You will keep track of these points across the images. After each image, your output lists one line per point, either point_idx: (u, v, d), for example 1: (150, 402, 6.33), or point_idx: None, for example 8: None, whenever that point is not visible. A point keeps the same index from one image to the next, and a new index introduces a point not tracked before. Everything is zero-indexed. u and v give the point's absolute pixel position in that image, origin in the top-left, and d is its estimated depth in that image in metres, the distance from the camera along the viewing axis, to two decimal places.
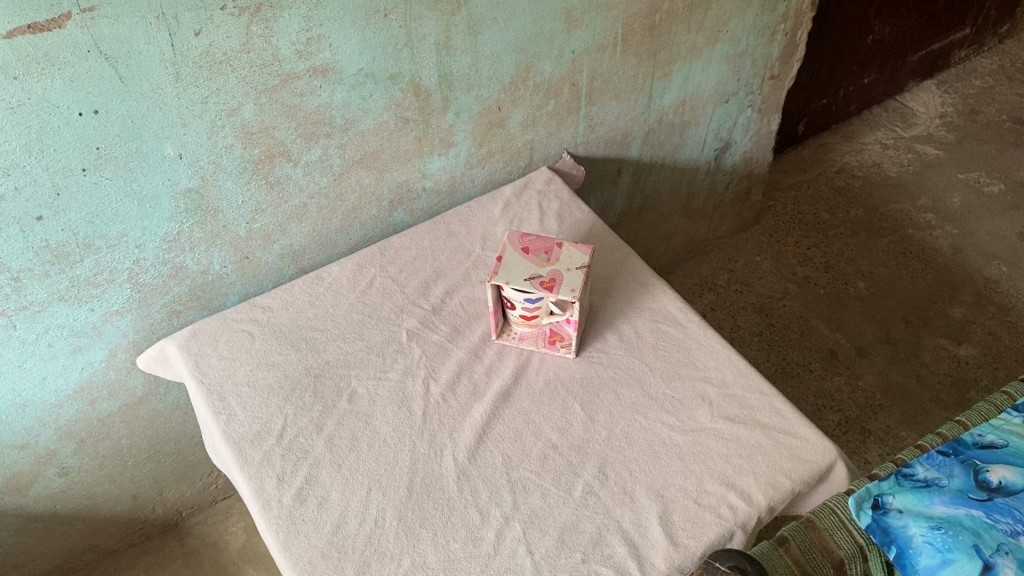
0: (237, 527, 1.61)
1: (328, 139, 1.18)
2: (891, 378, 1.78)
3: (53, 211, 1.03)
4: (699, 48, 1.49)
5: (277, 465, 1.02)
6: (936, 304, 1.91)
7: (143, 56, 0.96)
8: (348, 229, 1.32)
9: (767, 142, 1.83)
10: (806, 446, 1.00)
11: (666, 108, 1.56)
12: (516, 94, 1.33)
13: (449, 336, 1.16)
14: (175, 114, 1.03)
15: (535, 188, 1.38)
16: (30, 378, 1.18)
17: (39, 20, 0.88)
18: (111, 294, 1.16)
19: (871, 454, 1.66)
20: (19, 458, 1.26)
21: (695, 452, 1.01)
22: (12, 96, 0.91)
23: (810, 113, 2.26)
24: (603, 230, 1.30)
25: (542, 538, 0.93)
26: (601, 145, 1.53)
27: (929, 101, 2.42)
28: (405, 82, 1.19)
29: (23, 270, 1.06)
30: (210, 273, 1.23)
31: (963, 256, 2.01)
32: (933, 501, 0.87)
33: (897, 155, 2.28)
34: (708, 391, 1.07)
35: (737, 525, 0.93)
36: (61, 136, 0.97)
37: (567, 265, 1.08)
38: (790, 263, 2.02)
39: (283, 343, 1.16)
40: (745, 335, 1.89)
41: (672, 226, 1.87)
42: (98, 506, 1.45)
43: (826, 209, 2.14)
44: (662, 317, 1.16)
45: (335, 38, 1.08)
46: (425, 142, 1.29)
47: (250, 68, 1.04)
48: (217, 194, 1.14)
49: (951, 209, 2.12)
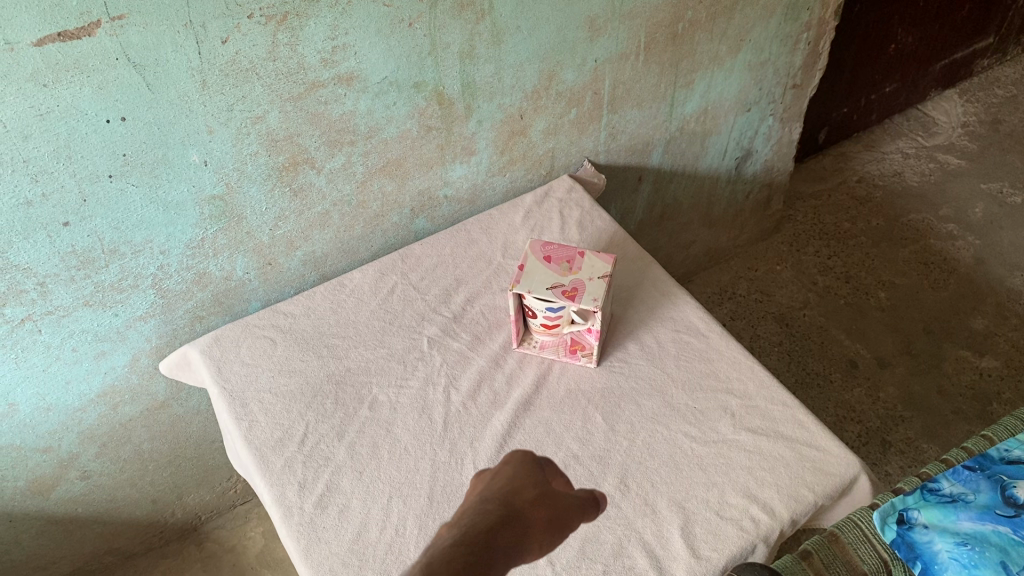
0: (256, 532, 1.61)
1: (352, 147, 1.18)
2: (913, 389, 1.77)
3: (79, 217, 1.03)
4: (721, 57, 1.49)
5: (299, 471, 1.03)
6: (958, 315, 1.89)
7: (170, 63, 0.96)
8: (370, 236, 1.33)
9: (787, 152, 1.83)
10: (830, 459, 0.99)
11: (688, 116, 1.56)
12: (539, 102, 1.33)
13: (470, 344, 1.16)
14: (200, 121, 1.03)
15: (556, 197, 1.39)
16: (55, 381, 1.18)
17: (69, 28, 0.89)
18: (135, 299, 1.17)
19: (891, 466, 1.64)
20: (41, 462, 1.27)
21: (717, 463, 1.00)
22: (40, 103, 0.92)
23: (831, 121, 2.25)
24: (625, 238, 1.30)
25: (563, 548, 0.94)
26: (622, 153, 1.53)
27: (951, 110, 2.41)
28: (428, 90, 1.19)
29: (49, 275, 1.06)
30: (234, 279, 1.24)
31: (986, 267, 1.99)
32: (959, 517, 0.91)
33: (918, 164, 2.26)
34: (730, 402, 1.06)
35: (759, 538, 0.93)
36: (88, 142, 0.97)
37: (588, 274, 1.08)
38: (811, 272, 2.01)
39: (305, 350, 1.17)
40: (765, 345, 1.88)
41: (692, 234, 1.86)
42: (119, 510, 1.45)
43: (846, 218, 2.13)
44: (683, 327, 1.16)
45: (359, 47, 1.08)
46: (448, 150, 1.29)
47: (275, 77, 1.05)
48: (240, 201, 1.15)
49: (973, 219, 2.10)
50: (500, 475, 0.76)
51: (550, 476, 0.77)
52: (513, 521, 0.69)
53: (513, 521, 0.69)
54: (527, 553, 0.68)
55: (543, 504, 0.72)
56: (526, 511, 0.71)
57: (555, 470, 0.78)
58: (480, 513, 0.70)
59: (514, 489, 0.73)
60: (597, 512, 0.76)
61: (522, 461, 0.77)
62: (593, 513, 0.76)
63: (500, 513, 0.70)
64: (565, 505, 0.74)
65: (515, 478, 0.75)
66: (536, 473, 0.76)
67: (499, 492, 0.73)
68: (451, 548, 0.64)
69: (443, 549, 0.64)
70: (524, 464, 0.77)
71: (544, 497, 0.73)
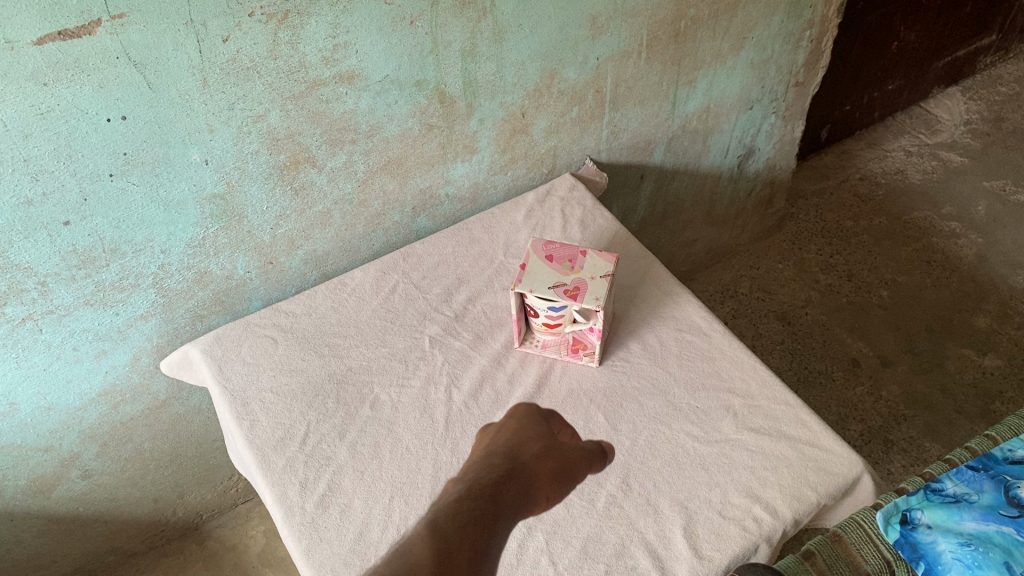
0: (257, 531, 1.61)
1: (353, 145, 1.18)
2: (915, 388, 1.76)
3: (79, 216, 1.03)
4: (724, 55, 1.48)
5: (300, 471, 1.02)
6: (960, 313, 1.89)
7: (171, 61, 0.96)
8: (371, 234, 1.32)
9: (790, 149, 1.82)
10: (832, 458, 0.99)
11: (690, 114, 1.55)
12: (541, 100, 1.32)
13: (472, 343, 1.16)
14: (201, 120, 1.03)
15: (557, 195, 1.38)
16: (55, 380, 1.18)
17: (70, 27, 0.88)
18: (136, 299, 1.16)
19: (893, 465, 1.64)
20: (42, 461, 1.26)
21: (720, 463, 1.00)
22: (40, 101, 0.91)
23: (833, 118, 2.25)
24: (627, 237, 1.29)
25: (565, 549, 0.93)
26: (624, 152, 1.53)
27: (954, 107, 2.40)
28: (430, 88, 1.19)
29: (49, 274, 1.06)
30: (235, 278, 1.24)
31: (989, 265, 1.98)
32: (963, 517, 0.90)
33: (920, 162, 2.26)
34: (733, 401, 1.06)
35: (762, 538, 0.93)
36: (88, 141, 0.97)
37: (590, 273, 1.07)
38: (813, 270, 2.01)
39: (306, 349, 1.16)
40: (767, 344, 1.87)
41: (694, 232, 1.86)
42: (120, 508, 1.45)
43: (848, 216, 2.13)
44: (686, 326, 1.16)
45: (360, 45, 1.08)
46: (449, 148, 1.29)
47: (276, 75, 1.04)
48: (241, 200, 1.15)
49: (976, 217, 2.10)
50: (507, 427, 0.86)
51: (556, 428, 0.88)
52: (524, 465, 0.79)
53: (519, 472, 0.77)
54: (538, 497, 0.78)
55: (549, 455, 0.82)
56: (534, 459, 0.80)
57: (560, 423, 0.89)
58: (488, 466, 0.77)
59: (521, 442, 0.83)
60: (603, 462, 0.93)
61: (528, 413, 0.88)
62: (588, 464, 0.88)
63: (508, 464, 0.77)
64: (565, 456, 0.84)
65: (521, 432, 0.85)
66: (542, 425, 0.87)
67: (506, 445, 0.81)
68: (471, 484, 0.72)
69: (462, 487, 0.72)
70: (530, 417, 0.88)
71: (548, 449, 0.83)
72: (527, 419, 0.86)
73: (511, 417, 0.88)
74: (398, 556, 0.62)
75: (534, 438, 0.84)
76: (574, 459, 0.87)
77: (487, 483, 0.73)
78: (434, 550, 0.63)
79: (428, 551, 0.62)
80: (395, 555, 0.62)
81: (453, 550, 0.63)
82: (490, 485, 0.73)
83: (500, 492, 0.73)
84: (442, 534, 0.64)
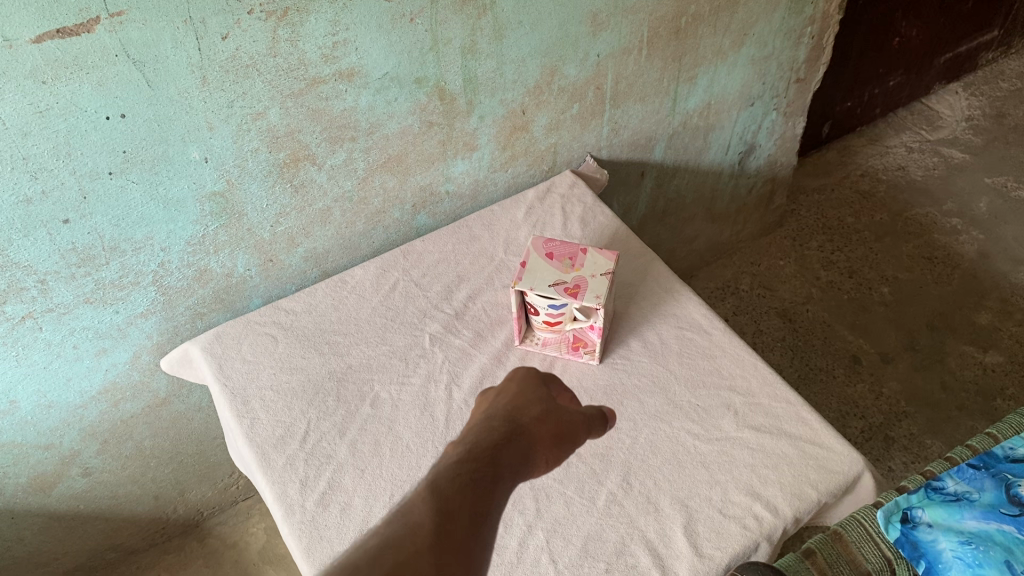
0: (258, 528, 1.62)
1: (353, 143, 1.18)
2: (916, 385, 1.76)
3: (79, 214, 1.03)
4: (724, 51, 1.48)
5: (300, 469, 1.02)
6: (961, 310, 1.89)
7: (169, 59, 0.96)
8: (371, 232, 1.32)
9: (791, 146, 1.82)
10: (833, 456, 0.99)
11: (691, 111, 1.55)
12: (541, 97, 1.32)
13: (472, 341, 1.15)
14: (200, 117, 1.03)
15: (558, 192, 1.38)
16: (55, 378, 1.18)
17: (69, 25, 0.88)
18: (135, 297, 1.16)
19: (894, 462, 1.64)
20: (43, 459, 1.26)
21: (721, 461, 1.00)
22: (39, 100, 0.91)
23: (834, 115, 2.24)
24: (627, 234, 1.29)
25: (565, 547, 0.93)
26: (624, 148, 1.52)
27: (955, 103, 2.40)
28: (430, 85, 1.19)
29: (49, 272, 1.06)
30: (235, 276, 1.23)
31: (990, 262, 1.98)
32: (964, 515, 0.90)
33: (922, 158, 2.25)
34: (734, 399, 1.06)
35: (762, 536, 0.92)
36: (87, 139, 0.97)
37: (591, 271, 1.07)
38: (814, 267, 2.00)
39: (306, 347, 1.16)
40: (767, 341, 1.87)
41: (695, 229, 1.86)
42: (121, 506, 1.45)
43: (849, 213, 2.12)
44: (686, 323, 1.16)
45: (359, 42, 1.08)
46: (449, 146, 1.28)
47: (276, 73, 1.04)
48: (241, 197, 1.14)
49: (977, 213, 2.09)
50: (506, 387, 0.81)
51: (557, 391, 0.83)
52: (519, 436, 0.73)
53: (519, 435, 0.73)
54: (535, 465, 0.73)
55: (547, 421, 0.76)
56: (531, 425, 0.75)
57: (562, 387, 0.83)
58: (487, 429, 0.73)
59: (520, 405, 0.77)
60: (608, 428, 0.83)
61: (527, 374, 0.82)
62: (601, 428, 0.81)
63: (507, 428, 0.73)
64: (569, 420, 0.78)
65: (520, 393, 0.79)
66: (542, 387, 0.81)
67: (505, 407, 0.76)
68: (457, 465, 0.67)
69: (448, 467, 0.66)
70: (530, 382, 0.81)
71: (549, 412, 0.77)
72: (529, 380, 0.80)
73: (510, 379, 0.83)
74: (398, 516, 0.61)
75: (534, 400, 0.79)
76: (574, 422, 0.78)
77: (488, 446, 0.70)
78: (434, 510, 0.61)
79: (428, 510, 0.61)
80: (395, 514, 0.61)
81: (453, 511, 0.62)
82: (490, 450, 0.70)
83: (500, 456, 0.70)
84: (442, 496, 0.63)
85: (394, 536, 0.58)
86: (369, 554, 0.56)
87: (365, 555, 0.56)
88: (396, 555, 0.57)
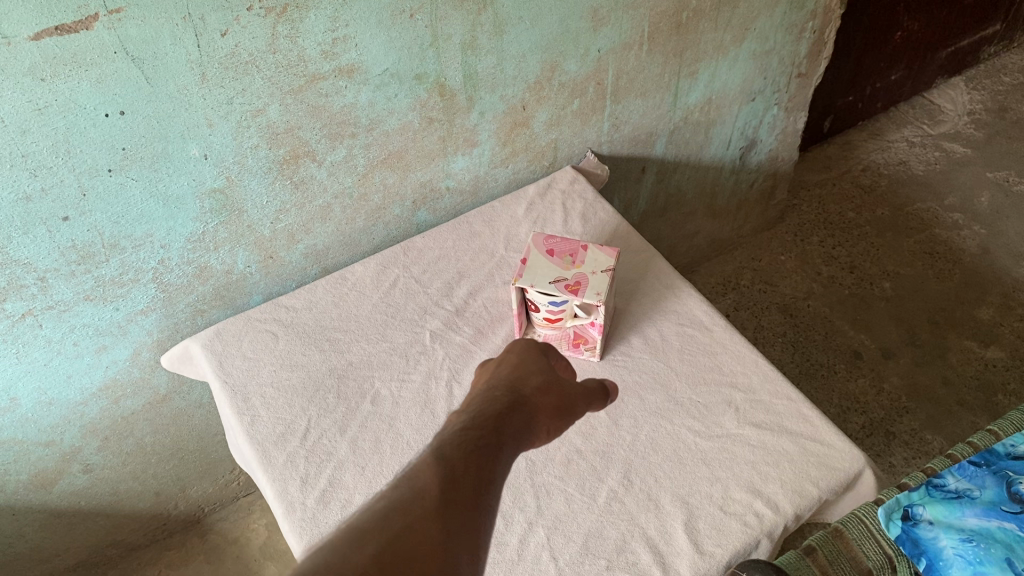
0: (259, 524, 1.62)
1: (353, 139, 1.18)
2: (917, 380, 1.76)
3: (78, 211, 1.03)
4: (725, 47, 1.47)
5: (301, 467, 1.02)
6: (963, 305, 1.88)
7: (169, 56, 0.96)
8: (372, 228, 1.32)
9: (793, 141, 1.81)
10: (833, 453, 0.99)
11: (692, 106, 1.54)
12: (541, 93, 1.32)
13: (473, 338, 1.15)
14: (200, 114, 1.03)
15: (558, 188, 1.38)
16: (56, 375, 1.18)
17: (67, 22, 0.88)
18: (135, 293, 1.16)
19: (895, 458, 1.64)
20: (44, 455, 1.26)
21: (721, 458, 1.00)
22: (38, 97, 0.91)
23: (836, 109, 2.24)
24: (628, 230, 1.29)
25: (566, 544, 0.93)
26: (625, 144, 1.52)
27: (958, 97, 2.39)
28: (430, 82, 1.18)
29: (49, 269, 1.06)
30: (235, 273, 1.23)
31: (992, 257, 1.98)
32: (965, 513, 0.91)
33: (923, 153, 2.25)
34: (734, 396, 1.06)
35: (763, 533, 0.92)
36: (87, 136, 0.97)
37: (591, 268, 1.07)
38: (815, 262, 2.00)
39: (306, 344, 1.16)
40: (768, 336, 1.87)
41: (696, 225, 1.85)
42: (122, 502, 1.45)
43: (851, 208, 2.12)
44: (687, 320, 1.15)
45: (359, 39, 1.07)
46: (449, 142, 1.28)
47: (275, 69, 1.04)
48: (240, 194, 1.14)
49: (979, 208, 2.09)
50: (508, 360, 0.86)
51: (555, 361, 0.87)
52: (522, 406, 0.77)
53: (521, 406, 0.76)
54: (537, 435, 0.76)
55: (549, 392, 0.80)
56: (533, 396, 0.79)
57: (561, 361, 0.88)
58: (491, 399, 0.77)
59: (522, 375, 0.82)
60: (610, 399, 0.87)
61: (527, 345, 0.88)
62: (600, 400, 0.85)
63: (509, 398, 0.77)
64: (570, 391, 0.82)
65: (523, 364, 0.84)
66: (542, 359, 0.86)
67: (508, 379, 0.81)
68: (462, 432, 0.70)
69: (454, 434, 0.70)
70: (529, 359, 0.85)
71: (549, 383, 0.82)
72: (528, 352, 0.85)
73: (511, 348, 0.88)
74: (405, 481, 0.64)
75: (535, 371, 0.84)
76: (574, 394, 0.83)
77: (491, 415, 0.74)
78: (440, 476, 0.64)
79: (434, 476, 0.64)
80: (402, 479, 0.64)
81: (458, 475, 0.65)
82: (493, 419, 0.73)
83: (503, 426, 0.73)
84: (447, 461, 0.66)
85: (401, 501, 0.61)
86: (377, 517, 0.60)
87: (374, 516, 0.60)
88: (402, 518, 0.60)
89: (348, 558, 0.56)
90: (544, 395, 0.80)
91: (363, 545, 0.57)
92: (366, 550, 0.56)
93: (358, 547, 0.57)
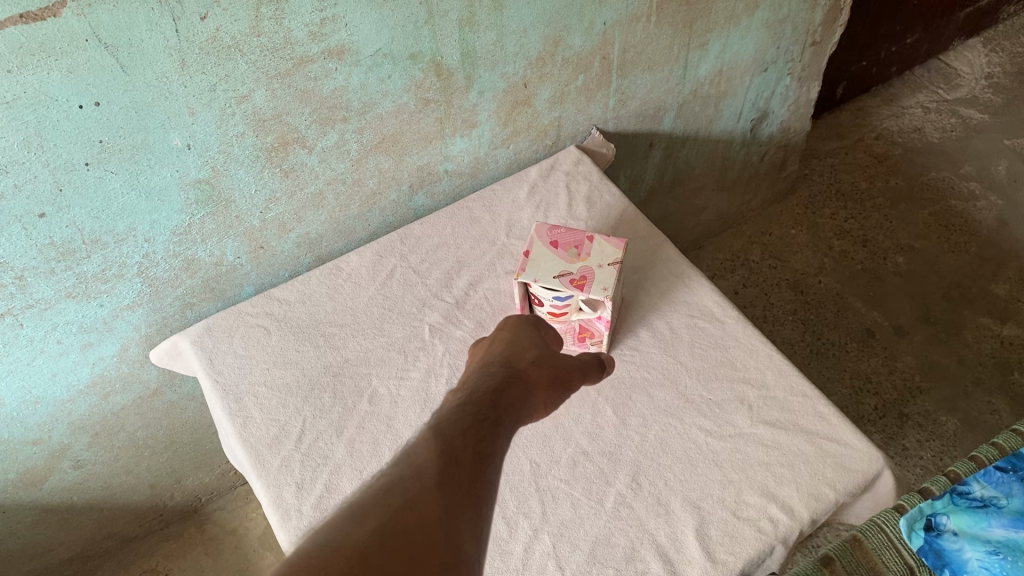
0: (257, 514, 1.60)
1: (345, 123, 1.11)
2: (932, 359, 1.71)
3: (55, 207, 0.97)
4: (738, 15, 1.40)
5: (296, 471, 0.98)
6: (979, 280, 1.83)
7: (145, 43, 0.89)
8: (367, 215, 1.26)
9: (806, 111, 1.74)
10: (851, 453, 0.93)
11: (702, 78, 1.47)
12: (544, 69, 1.25)
13: (473, 332, 1.10)
14: (181, 103, 0.97)
15: (562, 170, 1.32)
16: (40, 374, 1.13)
17: (33, 9, 0.81)
18: (121, 289, 1.11)
19: (908, 441, 1.60)
20: (32, 454, 1.22)
21: (733, 460, 0.95)
22: (6, 90, 0.85)
23: (849, 74, 2.16)
24: (635, 215, 1.23)
25: (572, 552, 0.90)
26: (632, 120, 1.45)
27: (974, 60, 2.31)
28: (425, 61, 1.11)
29: (26, 268, 1.00)
30: (224, 264, 1.18)
31: (1009, 229, 1.92)
32: (990, 523, 0.92)
33: (939, 119, 2.17)
34: (747, 393, 1.01)
35: (778, 540, 0.88)
36: (60, 129, 0.91)
37: (598, 261, 1.02)
38: (826, 236, 1.94)
39: (300, 340, 1.11)
40: (779, 315, 1.82)
41: (704, 199, 1.79)
42: (116, 496, 1.42)
43: (863, 177, 2.06)
44: (698, 311, 1.10)
45: (350, 18, 1.01)
46: (447, 123, 1.22)
47: (260, 52, 0.97)
48: (228, 184, 1.08)
49: (996, 177, 2.02)
50: (500, 338, 0.83)
51: (550, 338, 0.86)
52: (518, 380, 0.73)
53: (517, 380, 0.73)
54: (535, 411, 0.73)
55: (544, 364, 0.77)
56: (528, 369, 0.76)
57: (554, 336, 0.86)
58: (486, 375, 0.74)
59: (515, 350, 0.80)
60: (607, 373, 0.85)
61: (519, 327, 0.84)
62: (597, 375, 0.83)
63: (505, 373, 0.74)
64: (564, 365, 0.79)
65: (515, 341, 0.81)
66: (536, 337, 0.83)
67: (501, 354, 0.78)
68: (459, 409, 0.67)
69: (452, 411, 0.66)
70: (520, 337, 0.82)
71: (542, 356, 0.79)
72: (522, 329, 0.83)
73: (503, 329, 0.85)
74: (403, 459, 0.60)
75: (529, 346, 0.81)
76: (569, 367, 0.80)
77: (487, 391, 0.70)
78: (438, 451, 0.60)
79: (433, 451, 0.60)
80: (400, 460, 0.60)
81: (457, 452, 0.61)
82: (490, 394, 0.70)
83: (499, 399, 0.70)
84: (444, 437, 0.62)
85: (402, 477, 0.57)
86: (376, 493, 0.56)
87: (373, 492, 0.56)
88: (404, 493, 0.56)
89: (351, 533, 0.52)
90: (539, 367, 0.77)
91: (363, 520, 0.53)
92: (367, 524, 0.53)
93: (358, 523, 0.53)
